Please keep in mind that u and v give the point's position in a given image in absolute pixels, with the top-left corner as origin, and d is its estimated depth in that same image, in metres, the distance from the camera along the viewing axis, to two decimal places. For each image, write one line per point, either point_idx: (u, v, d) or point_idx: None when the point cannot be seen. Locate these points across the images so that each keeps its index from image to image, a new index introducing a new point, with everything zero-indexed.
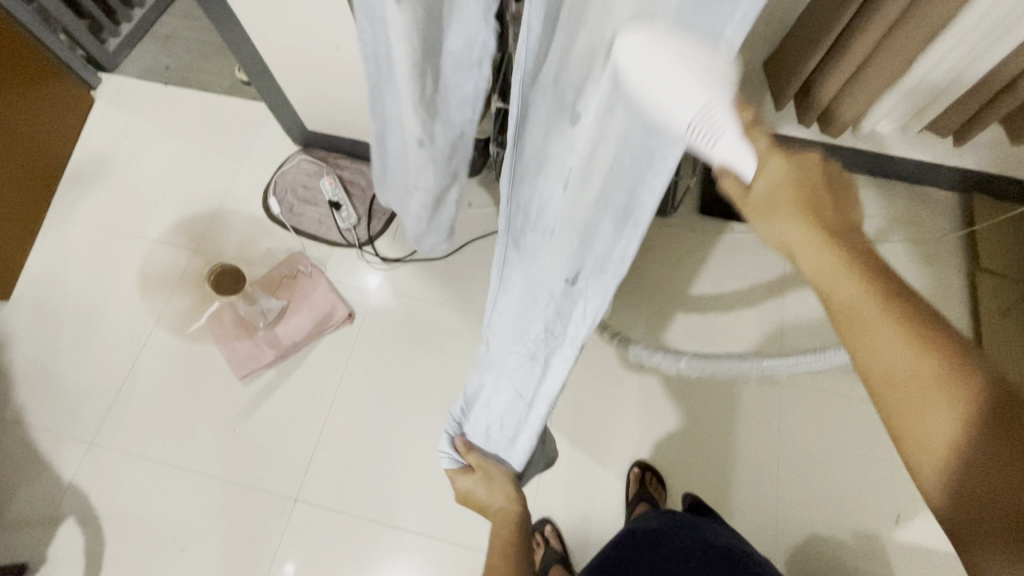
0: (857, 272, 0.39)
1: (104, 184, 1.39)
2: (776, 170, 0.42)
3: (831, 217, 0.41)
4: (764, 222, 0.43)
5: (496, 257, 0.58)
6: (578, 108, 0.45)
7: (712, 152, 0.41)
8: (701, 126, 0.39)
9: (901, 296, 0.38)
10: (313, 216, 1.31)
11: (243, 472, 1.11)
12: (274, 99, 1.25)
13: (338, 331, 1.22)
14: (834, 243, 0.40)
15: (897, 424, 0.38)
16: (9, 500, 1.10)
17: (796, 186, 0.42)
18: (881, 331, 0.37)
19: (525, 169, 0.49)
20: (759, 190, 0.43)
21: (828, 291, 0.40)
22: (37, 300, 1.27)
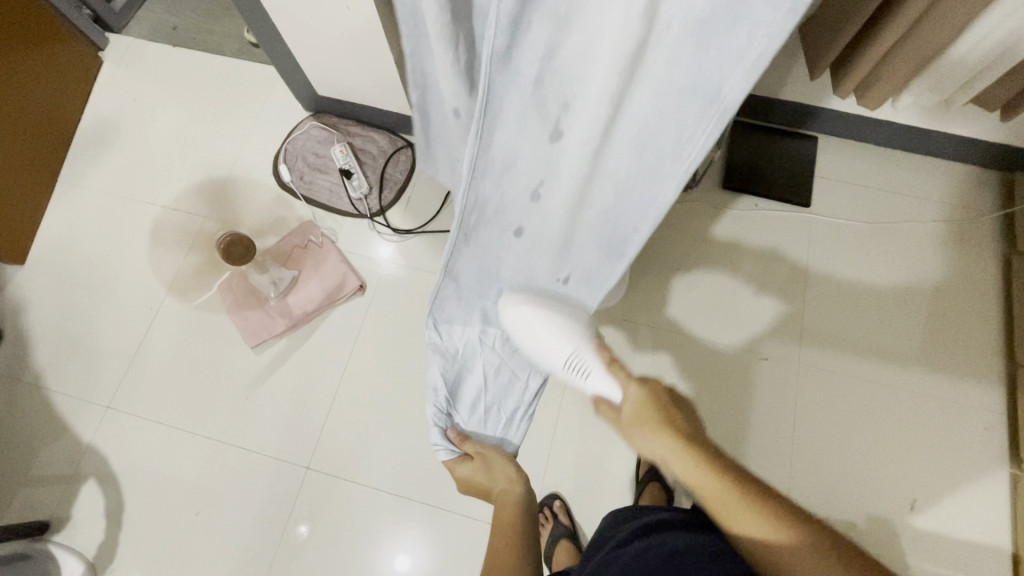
0: (708, 466, 0.55)
1: (114, 149, 1.38)
2: (635, 396, 0.63)
3: (681, 425, 0.60)
4: (639, 433, 0.62)
5: (447, 249, 0.61)
6: (559, 125, 0.52)
7: (586, 383, 0.65)
8: (577, 365, 0.65)
9: (745, 481, 0.53)
10: (324, 185, 1.29)
11: (256, 439, 1.13)
12: (284, 62, 1.21)
13: (349, 302, 1.21)
14: (685, 443, 0.57)
15: (783, 574, 0.48)
16: (31, 459, 1.13)
17: (653, 405, 0.62)
18: (742, 516, 0.51)
19: (492, 166, 0.53)
20: (627, 409, 0.63)
21: (696, 486, 0.55)
22: (51, 265, 1.27)
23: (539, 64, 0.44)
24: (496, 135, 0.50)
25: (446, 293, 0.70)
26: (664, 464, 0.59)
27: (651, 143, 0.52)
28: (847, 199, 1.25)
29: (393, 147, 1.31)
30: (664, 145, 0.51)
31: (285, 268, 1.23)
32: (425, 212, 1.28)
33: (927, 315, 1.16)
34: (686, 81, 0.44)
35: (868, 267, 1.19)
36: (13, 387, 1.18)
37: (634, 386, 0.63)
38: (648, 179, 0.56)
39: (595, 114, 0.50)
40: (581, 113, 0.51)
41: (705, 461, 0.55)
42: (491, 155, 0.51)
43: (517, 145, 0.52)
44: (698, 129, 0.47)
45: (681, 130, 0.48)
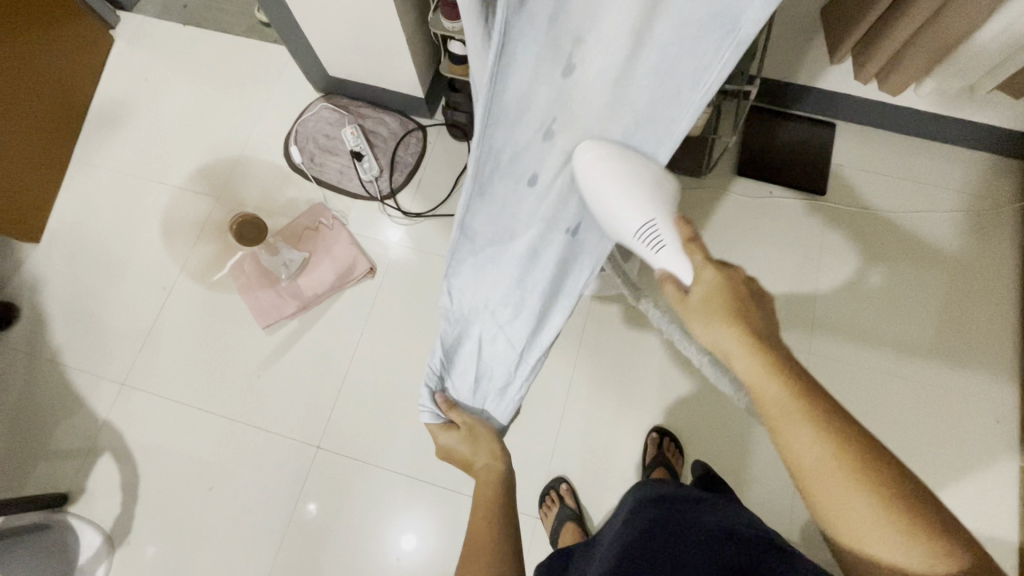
0: (777, 375, 0.50)
1: (126, 128, 1.38)
2: (709, 280, 0.57)
3: (754, 323, 0.54)
4: (701, 321, 0.56)
5: (460, 204, 0.55)
6: (574, 61, 0.49)
7: (657, 256, 0.64)
8: (653, 236, 0.64)
9: (813, 395, 0.50)
10: (334, 167, 1.29)
11: (268, 418, 1.14)
12: (295, 42, 1.20)
13: (359, 284, 1.22)
14: (757, 343, 0.52)
15: (812, 487, 0.48)
16: (49, 432, 1.15)
17: (727, 293, 0.56)
18: (796, 429, 0.49)
19: (510, 111, 0.49)
20: (697, 293, 0.58)
21: (759, 391, 0.51)
22: (66, 243, 1.29)
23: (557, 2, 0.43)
24: (514, 76, 0.46)
25: (461, 252, 0.63)
26: (723, 357, 0.55)
27: (669, 75, 0.54)
28: (863, 186, 1.23)
29: (403, 129, 1.31)
30: (680, 71, 0.53)
31: (296, 250, 1.24)
32: (435, 195, 1.28)
33: (941, 304, 1.14)
34: (707, 9, 0.47)
35: (883, 258, 1.18)
36: (31, 362, 1.20)
37: (711, 266, 0.58)
38: (665, 108, 0.58)
39: (613, 49, 0.49)
40: (599, 52, 0.50)
41: (774, 365, 0.51)
42: (508, 99, 0.48)
43: (535, 86, 0.48)
44: (715, 53, 0.51)
45: (694, 54, 0.51)
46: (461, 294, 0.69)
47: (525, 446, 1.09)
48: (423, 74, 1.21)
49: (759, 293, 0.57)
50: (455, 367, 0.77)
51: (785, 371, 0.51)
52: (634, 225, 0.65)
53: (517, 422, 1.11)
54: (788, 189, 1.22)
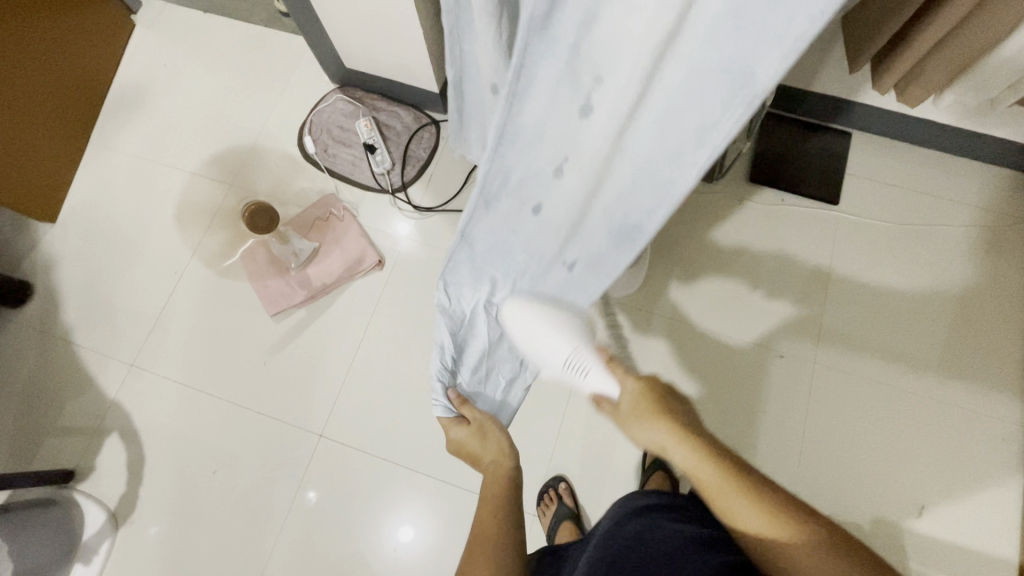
0: (712, 460, 0.56)
1: (144, 112, 1.40)
2: (632, 389, 0.65)
3: (682, 417, 0.61)
4: (637, 421, 0.63)
5: (466, 212, 0.59)
6: (590, 99, 0.49)
7: (584, 381, 0.67)
8: (575, 364, 0.67)
9: (742, 472, 0.55)
10: (347, 158, 1.29)
11: (273, 404, 1.16)
12: (313, 33, 1.21)
13: (368, 277, 1.23)
14: (688, 433, 0.59)
15: (781, 565, 0.49)
16: (59, 409, 1.17)
17: (652, 396, 0.64)
18: (736, 504, 0.53)
19: (519, 135, 0.51)
20: (624, 402, 0.66)
21: (699, 480, 0.56)
22: (81, 223, 1.31)
23: (577, 33, 0.43)
24: (526, 103, 0.48)
25: (462, 256, 0.68)
26: (663, 453, 0.61)
27: (671, 130, 0.48)
28: (877, 198, 1.22)
29: (417, 123, 1.31)
30: (682, 134, 0.48)
31: (306, 239, 1.25)
32: (447, 190, 1.28)
33: (950, 321, 1.13)
34: (712, 65, 0.41)
35: (895, 271, 1.17)
36: (44, 340, 1.22)
37: (632, 382, 0.66)
38: (666, 166, 0.52)
39: (629, 91, 0.47)
40: (611, 98, 0.48)
41: (697, 450, 0.57)
42: (520, 124, 0.50)
43: (549, 118, 0.50)
44: (721, 112, 0.44)
45: (698, 116, 0.46)
46: (468, 291, 0.76)
47: (526, 443, 1.10)
48: (439, 69, 1.21)
49: (682, 400, 0.65)
50: (463, 357, 0.84)
51: (710, 454, 0.56)
52: (565, 353, 0.67)
53: (519, 420, 1.11)
54: (801, 197, 1.21)
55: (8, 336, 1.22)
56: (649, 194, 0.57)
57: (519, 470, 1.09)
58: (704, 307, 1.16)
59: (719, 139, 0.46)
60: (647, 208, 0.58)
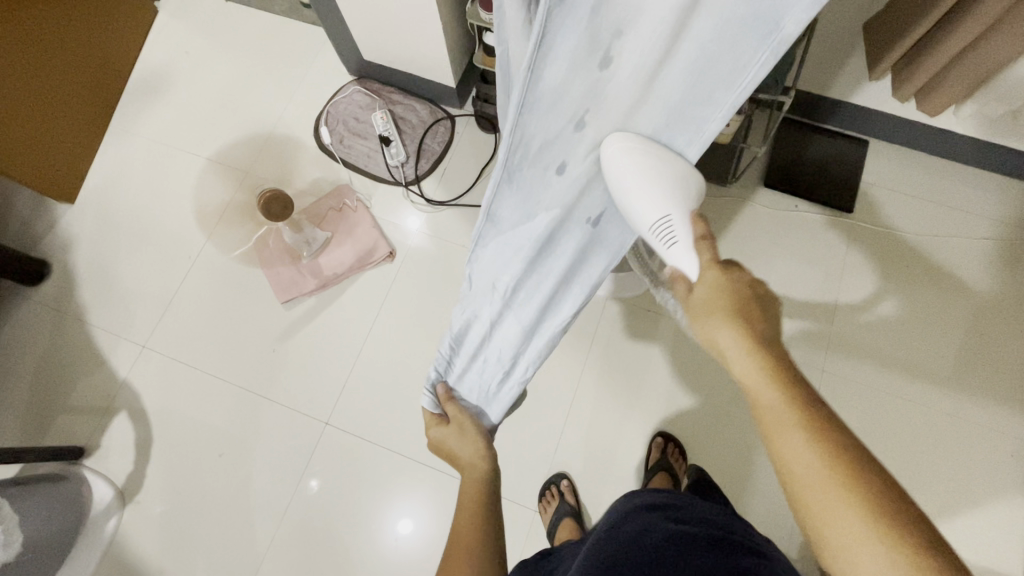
0: (776, 381, 0.50)
1: (164, 98, 1.41)
2: (710, 282, 0.59)
3: (757, 325, 0.54)
4: (700, 317, 0.58)
5: (489, 190, 0.57)
6: (610, 52, 0.49)
7: (668, 250, 0.65)
8: (662, 231, 0.65)
9: (813, 407, 0.48)
10: (362, 150, 1.30)
11: (280, 391, 1.17)
12: (333, 25, 1.22)
13: (378, 268, 1.24)
14: (758, 346, 0.52)
15: (808, 501, 0.46)
16: (71, 387, 1.19)
17: (726, 296, 0.57)
18: (787, 433, 0.48)
19: (542, 103, 0.50)
20: (699, 292, 0.59)
21: (756, 399, 0.51)
22: (98, 205, 1.33)
23: None
24: (550, 69, 0.47)
25: (487, 237, 0.65)
26: (720, 357, 0.55)
27: (707, 56, 0.51)
28: (892, 208, 1.21)
29: (432, 117, 1.32)
30: (719, 63, 0.52)
31: (319, 229, 1.26)
32: (459, 185, 1.29)
33: (962, 333, 1.12)
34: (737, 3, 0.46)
35: (908, 283, 1.16)
36: (59, 319, 1.24)
37: (714, 271, 0.60)
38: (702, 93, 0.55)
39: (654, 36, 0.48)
40: (632, 52, 0.49)
41: (770, 369, 0.51)
42: (544, 92, 0.49)
43: (573, 82, 0.49)
44: (745, 46, 0.50)
45: (724, 44, 0.50)
46: (482, 278, 0.71)
47: (529, 439, 1.10)
48: (457, 64, 1.22)
49: (768, 303, 0.57)
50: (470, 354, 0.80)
51: (779, 374, 0.50)
52: (651, 218, 0.64)
53: (524, 416, 1.11)
54: (814, 205, 1.21)
55: (24, 314, 1.24)
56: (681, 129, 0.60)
57: (522, 465, 1.09)
58: None
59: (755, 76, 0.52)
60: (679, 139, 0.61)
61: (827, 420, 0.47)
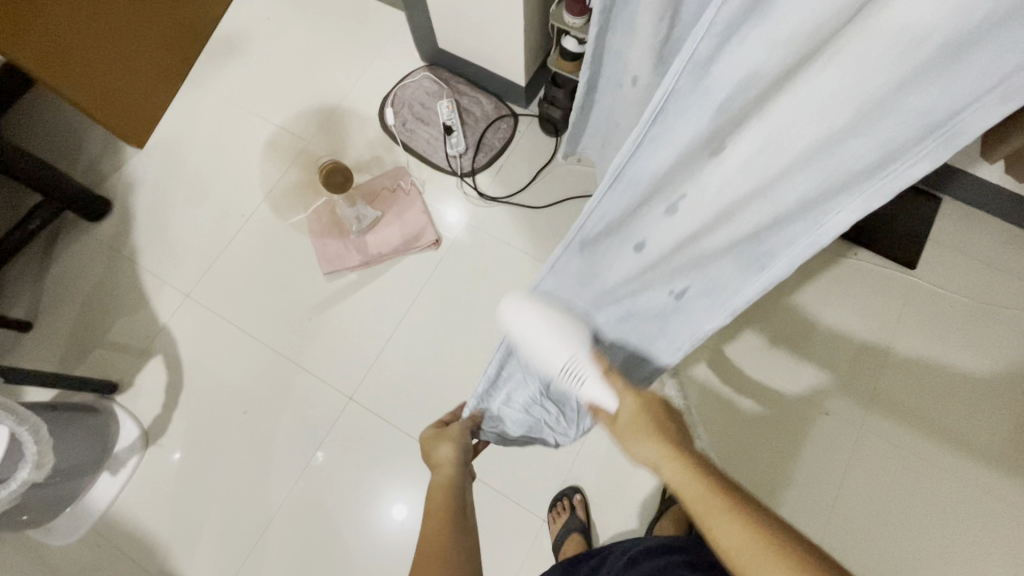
0: (700, 473, 0.52)
1: (241, 59, 1.45)
2: (630, 406, 0.61)
3: (674, 432, 0.58)
4: (631, 440, 0.59)
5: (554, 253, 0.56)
6: (722, 142, 0.43)
7: (580, 389, 0.62)
8: (572, 372, 0.62)
9: (732, 489, 0.50)
10: (423, 135, 1.31)
11: (311, 360, 1.18)
12: (415, 9, 1.23)
13: (422, 254, 1.24)
14: (678, 447, 0.56)
15: None
16: (113, 323, 1.23)
17: (648, 415, 0.60)
18: (714, 516, 0.49)
19: (637, 185, 0.47)
20: (622, 416, 0.61)
21: (686, 493, 0.52)
22: (165, 153, 1.37)
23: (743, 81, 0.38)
24: (655, 154, 0.44)
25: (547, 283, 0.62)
26: (654, 472, 0.57)
27: (843, 166, 0.40)
28: (958, 271, 1.16)
29: (496, 113, 1.32)
30: (858, 165, 0.40)
31: (371, 207, 1.28)
32: (514, 183, 1.28)
33: (1014, 415, 1.06)
34: (923, 101, 0.35)
35: (964, 352, 1.11)
36: (112, 256, 1.28)
37: (630, 395, 0.61)
38: (823, 198, 0.43)
39: (797, 131, 0.39)
40: (754, 141, 0.41)
41: (688, 463, 0.54)
42: (644, 175, 0.46)
43: (686, 164, 0.45)
44: (911, 149, 0.38)
45: (892, 144, 0.38)
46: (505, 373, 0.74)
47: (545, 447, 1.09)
48: (530, 64, 1.22)
49: (677, 417, 0.61)
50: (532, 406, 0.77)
51: (696, 467, 0.53)
52: (557, 361, 0.62)
53: None
54: (875, 256, 1.17)
55: (80, 247, 1.29)
56: (775, 245, 0.48)
57: (535, 471, 1.08)
58: (751, 348, 1.13)
59: (906, 168, 0.38)
60: (784, 246, 0.48)
61: (749, 502, 0.49)
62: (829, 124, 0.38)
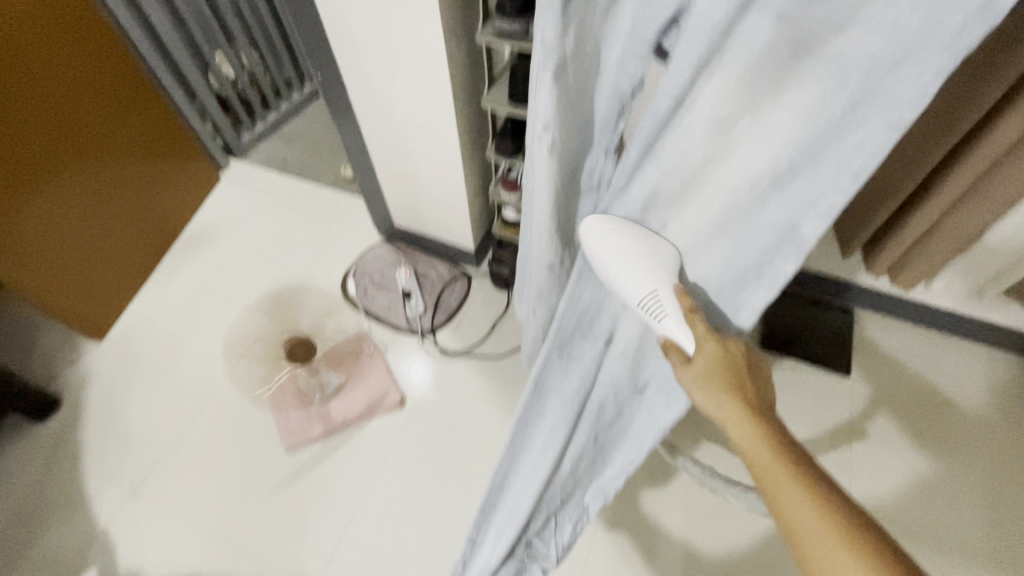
0: (772, 447, 0.53)
1: (209, 249, 1.57)
2: (710, 353, 0.58)
3: (752, 394, 0.57)
4: (704, 388, 0.58)
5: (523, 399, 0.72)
6: (666, 223, 0.58)
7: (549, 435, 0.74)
8: (650, 307, 0.59)
9: (799, 456, 0.53)
10: (383, 301, 1.40)
11: (269, 549, 1.10)
12: (371, 196, 1.41)
13: (387, 415, 1.24)
14: (750, 411, 0.56)
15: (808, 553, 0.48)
16: (45, 537, 1.12)
17: (729, 370, 0.58)
18: (792, 495, 0.50)
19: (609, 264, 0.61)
20: (700, 362, 0.58)
21: (755, 463, 0.53)
22: (125, 344, 1.38)
23: (667, 183, 0.54)
24: (623, 232, 0.59)
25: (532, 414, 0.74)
26: (726, 430, 0.57)
27: (756, 241, 0.54)
28: (887, 376, 1.26)
29: (451, 274, 1.43)
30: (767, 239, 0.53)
31: (334, 373, 1.29)
32: (472, 336, 1.35)
33: (962, 498, 1.14)
34: (813, 181, 0.47)
35: (907, 454, 1.18)
36: (53, 458, 1.21)
37: (714, 342, 0.58)
38: (723, 288, 0.59)
39: (704, 217, 0.56)
40: (692, 215, 0.56)
41: (760, 433, 0.54)
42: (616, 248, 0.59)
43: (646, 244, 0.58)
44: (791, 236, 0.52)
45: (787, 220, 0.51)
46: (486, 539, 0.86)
47: None
48: (477, 231, 1.37)
49: (754, 367, 0.60)
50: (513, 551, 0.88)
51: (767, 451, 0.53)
52: (638, 294, 0.59)
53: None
54: (811, 369, 1.27)
55: (17, 453, 1.22)
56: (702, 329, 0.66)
57: None
58: None
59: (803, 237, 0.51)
60: (709, 338, 0.64)
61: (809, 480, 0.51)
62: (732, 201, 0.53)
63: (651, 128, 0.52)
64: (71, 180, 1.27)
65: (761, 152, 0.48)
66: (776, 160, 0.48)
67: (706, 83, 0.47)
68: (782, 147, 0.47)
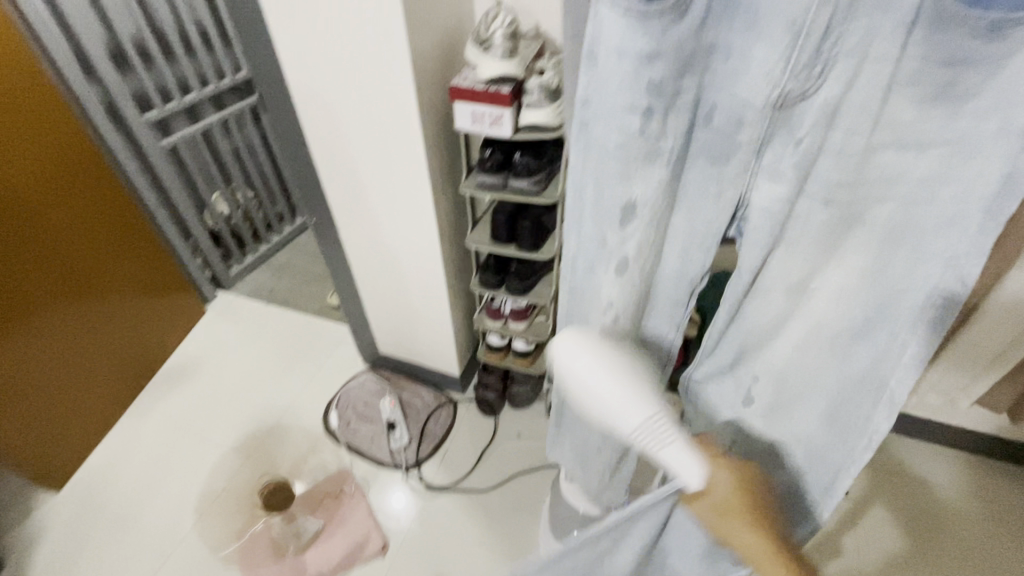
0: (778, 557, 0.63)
1: (189, 384, 1.54)
2: (725, 480, 0.65)
3: (756, 502, 0.66)
4: (725, 518, 0.65)
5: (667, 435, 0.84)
6: (758, 348, 0.71)
7: (661, 453, 0.61)
8: (651, 432, 0.60)
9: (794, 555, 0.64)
10: (367, 433, 1.35)
11: None
12: (358, 326, 1.43)
13: (368, 565, 1.16)
14: (758, 519, 0.65)
15: None
16: None
17: (742, 491, 0.66)
18: None
19: (732, 347, 0.72)
20: (720, 491, 0.65)
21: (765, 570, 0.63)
22: (85, 494, 1.30)
23: (780, 285, 0.63)
24: (731, 335, 0.70)
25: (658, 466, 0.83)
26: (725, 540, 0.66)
27: (877, 306, 0.61)
28: (885, 491, 1.23)
29: (436, 401, 1.41)
30: (890, 320, 0.61)
31: (311, 518, 1.22)
32: (459, 469, 1.30)
33: None
34: (908, 277, 0.58)
35: None
36: None
37: (726, 468, 0.66)
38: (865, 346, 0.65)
39: (829, 308, 0.64)
40: (800, 323, 0.66)
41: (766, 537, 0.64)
42: (734, 338, 0.71)
43: (758, 347, 0.70)
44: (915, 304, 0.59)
45: (897, 295, 0.60)
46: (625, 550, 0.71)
47: None
48: (462, 357, 1.38)
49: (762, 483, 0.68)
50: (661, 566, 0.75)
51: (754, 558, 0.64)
52: (634, 420, 0.60)
53: None
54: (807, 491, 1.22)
55: None
56: (838, 450, 0.74)
57: None
58: None
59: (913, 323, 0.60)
60: (868, 411, 0.69)
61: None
62: (855, 294, 0.62)
63: (760, 239, 0.59)
64: (48, 321, 1.25)
65: (846, 223, 0.58)
66: (886, 224, 0.56)
67: (801, 192, 0.57)
68: (890, 212, 0.55)
